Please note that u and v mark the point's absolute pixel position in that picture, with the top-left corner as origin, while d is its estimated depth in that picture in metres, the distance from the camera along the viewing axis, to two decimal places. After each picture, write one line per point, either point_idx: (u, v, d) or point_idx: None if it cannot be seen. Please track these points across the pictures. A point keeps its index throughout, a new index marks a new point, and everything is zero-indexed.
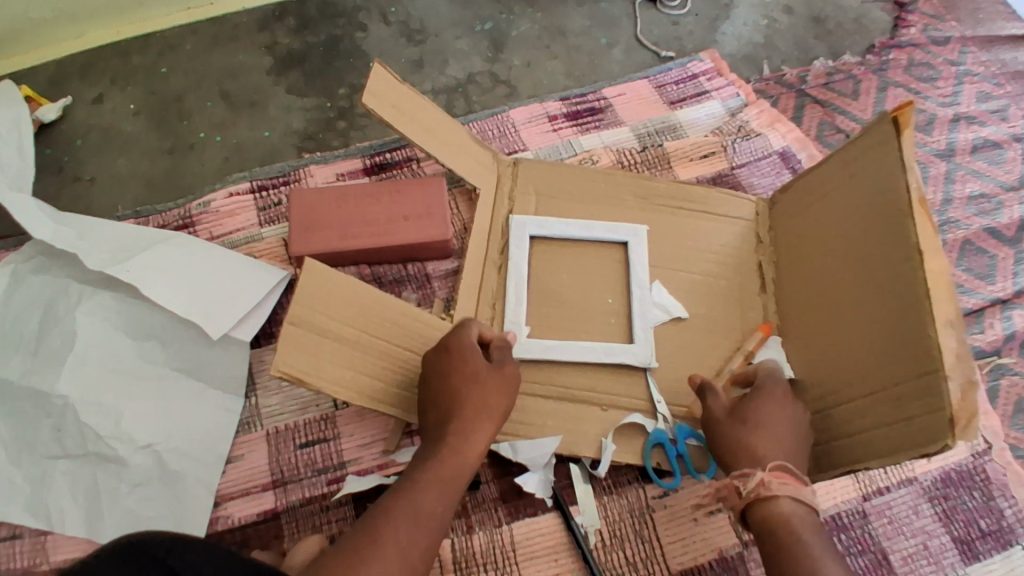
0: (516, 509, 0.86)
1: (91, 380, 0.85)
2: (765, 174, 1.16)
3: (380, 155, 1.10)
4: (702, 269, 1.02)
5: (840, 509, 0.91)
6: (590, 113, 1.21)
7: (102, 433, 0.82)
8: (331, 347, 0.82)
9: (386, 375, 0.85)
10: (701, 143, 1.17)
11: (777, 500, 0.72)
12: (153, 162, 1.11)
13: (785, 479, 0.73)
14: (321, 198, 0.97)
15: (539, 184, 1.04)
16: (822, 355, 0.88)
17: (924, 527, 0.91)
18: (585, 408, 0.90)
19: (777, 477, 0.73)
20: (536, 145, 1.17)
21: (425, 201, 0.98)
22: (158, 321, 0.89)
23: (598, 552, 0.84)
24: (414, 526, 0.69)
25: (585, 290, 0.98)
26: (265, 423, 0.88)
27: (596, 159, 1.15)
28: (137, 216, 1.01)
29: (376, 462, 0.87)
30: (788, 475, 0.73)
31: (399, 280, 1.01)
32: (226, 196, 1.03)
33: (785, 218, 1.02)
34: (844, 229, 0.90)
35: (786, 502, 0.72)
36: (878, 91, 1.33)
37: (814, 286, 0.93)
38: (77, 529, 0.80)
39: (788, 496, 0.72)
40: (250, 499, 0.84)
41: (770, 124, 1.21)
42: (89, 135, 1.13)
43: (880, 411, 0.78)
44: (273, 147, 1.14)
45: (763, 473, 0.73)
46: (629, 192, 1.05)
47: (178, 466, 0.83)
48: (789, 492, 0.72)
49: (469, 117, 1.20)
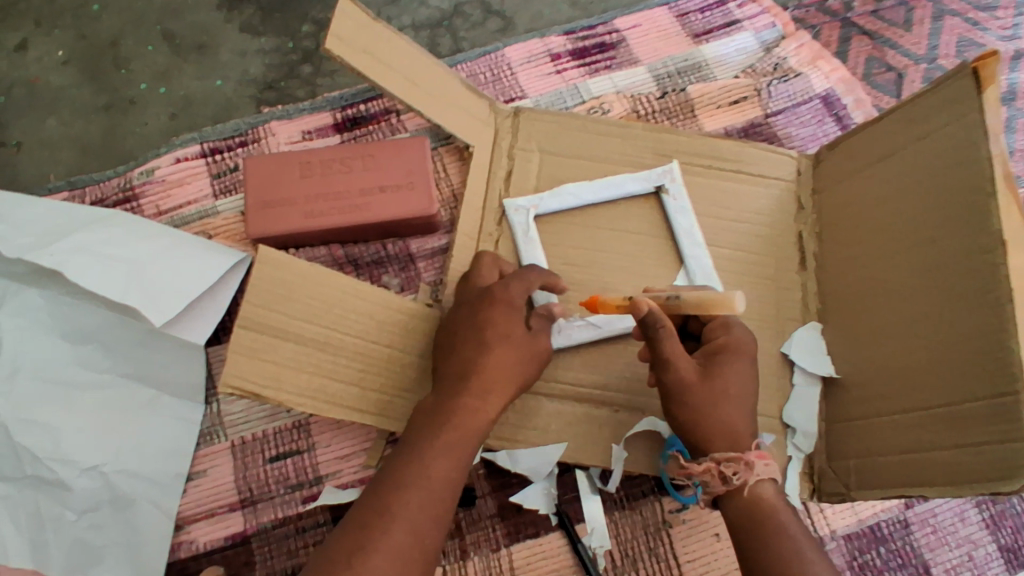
0: (517, 527, 0.77)
1: (23, 393, 0.73)
2: (805, 123, 0.99)
3: (352, 106, 0.95)
4: (732, 245, 0.88)
5: (879, 517, 0.83)
6: (599, 49, 1.04)
7: (40, 454, 0.72)
8: (292, 350, 0.66)
9: (362, 378, 0.70)
10: (730, 87, 1.00)
11: (760, 481, 0.64)
12: (89, 123, 1.00)
13: (767, 459, 0.64)
14: (282, 167, 0.82)
15: (543, 139, 0.89)
16: (868, 350, 0.77)
17: (970, 536, 0.83)
18: (595, 411, 0.76)
19: (761, 457, 0.64)
20: (535, 90, 1.01)
21: (406, 166, 0.83)
22: (94, 321, 0.76)
23: (608, 574, 0.76)
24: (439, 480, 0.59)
25: (595, 272, 0.85)
26: (228, 433, 0.78)
27: (607, 108, 0.98)
28: (71, 187, 0.89)
29: (357, 475, 0.76)
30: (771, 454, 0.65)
31: (377, 262, 0.88)
32: (173, 163, 0.90)
33: (830, 183, 0.87)
34: (905, 203, 0.76)
35: (770, 486, 0.64)
36: (935, 20, 1.14)
37: (861, 269, 0.80)
38: (20, 559, 0.69)
39: (770, 477, 0.64)
40: (216, 521, 0.75)
41: (812, 61, 1.02)
42: (12, 92, 1.01)
43: (936, 429, 0.68)
44: (227, 98, 1.02)
45: (748, 454, 0.64)
46: (648, 150, 0.89)
47: (131, 489, 0.73)
48: (770, 473, 0.64)
49: (456, 57, 1.03)
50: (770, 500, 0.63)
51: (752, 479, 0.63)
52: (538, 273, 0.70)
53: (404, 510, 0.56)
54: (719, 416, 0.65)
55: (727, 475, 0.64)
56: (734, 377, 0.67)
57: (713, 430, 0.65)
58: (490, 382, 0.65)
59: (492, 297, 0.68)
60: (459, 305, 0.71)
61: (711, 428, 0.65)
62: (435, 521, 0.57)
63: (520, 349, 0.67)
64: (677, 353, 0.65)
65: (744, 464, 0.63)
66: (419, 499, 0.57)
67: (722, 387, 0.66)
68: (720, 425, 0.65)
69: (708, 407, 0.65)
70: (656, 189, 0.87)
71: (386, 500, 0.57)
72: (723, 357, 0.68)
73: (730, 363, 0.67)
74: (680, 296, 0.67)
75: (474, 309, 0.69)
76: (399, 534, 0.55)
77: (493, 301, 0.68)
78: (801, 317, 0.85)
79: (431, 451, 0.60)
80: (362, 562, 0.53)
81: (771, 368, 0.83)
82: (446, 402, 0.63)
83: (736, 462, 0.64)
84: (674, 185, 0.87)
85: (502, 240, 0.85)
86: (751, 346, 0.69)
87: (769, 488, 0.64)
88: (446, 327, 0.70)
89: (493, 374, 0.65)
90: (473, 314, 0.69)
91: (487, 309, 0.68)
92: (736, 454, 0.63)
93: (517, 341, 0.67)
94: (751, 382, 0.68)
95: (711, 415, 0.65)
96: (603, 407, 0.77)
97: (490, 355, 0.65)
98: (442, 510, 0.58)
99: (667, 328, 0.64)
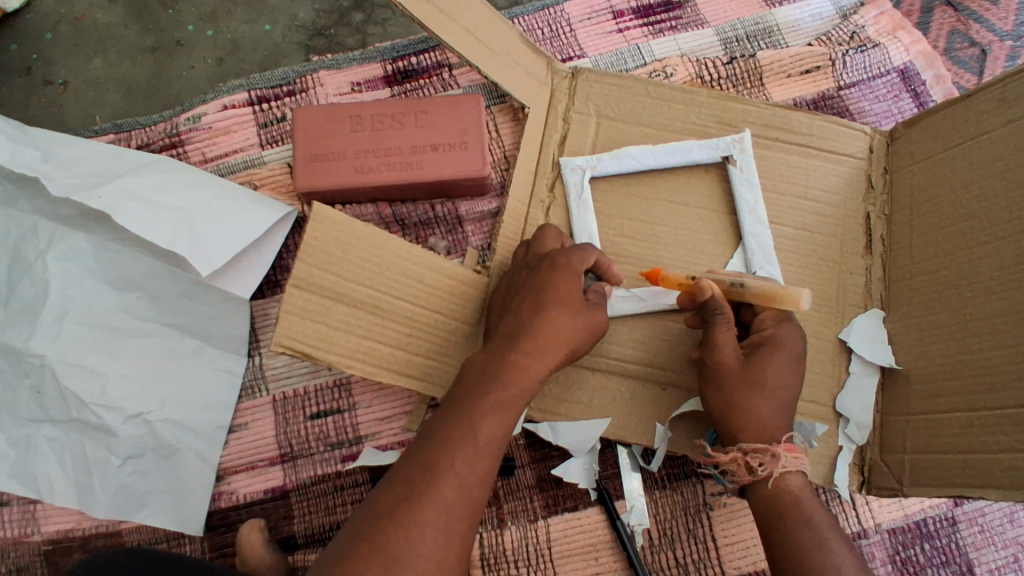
0: (555, 500, 0.76)
1: (70, 338, 0.73)
2: (880, 97, 0.93)
3: (404, 58, 0.91)
4: (798, 222, 0.83)
5: (926, 514, 0.79)
6: (665, 8, 0.98)
7: (86, 400, 0.72)
8: (344, 312, 0.66)
9: (411, 343, 0.70)
10: (803, 55, 0.93)
11: (789, 472, 0.64)
12: (135, 63, 0.98)
13: (796, 452, 0.64)
14: (332, 119, 0.79)
15: (602, 102, 0.85)
16: (937, 344, 0.73)
17: (1019, 538, 0.78)
18: (642, 389, 0.74)
19: (789, 450, 0.64)
20: (595, 49, 0.96)
21: (459, 124, 0.80)
22: (140, 269, 0.75)
23: (645, 552, 0.75)
24: (488, 442, 0.57)
25: (649, 245, 0.82)
26: (270, 388, 0.78)
27: (669, 71, 0.93)
28: (117, 130, 0.88)
29: (397, 438, 0.76)
30: (801, 448, 0.64)
31: (425, 223, 0.87)
32: (220, 110, 0.88)
33: (906, 162, 0.82)
34: (991, 190, 0.72)
35: (797, 476, 0.64)
36: None
37: (935, 257, 0.76)
38: (67, 500, 0.72)
39: (798, 469, 0.64)
40: (256, 474, 0.75)
41: (892, 31, 0.95)
42: (59, 28, 0.99)
43: (1006, 430, 0.64)
44: (276, 44, 0.99)
45: (775, 446, 0.64)
46: (711, 118, 0.84)
47: (174, 438, 0.73)
48: (799, 467, 0.64)
49: (514, 11, 0.99)
50: (796, 490, 0.63)
51: (778, 470, 0.63)
52: (593, 249, 0.69)
53: (452, 467, 0.54)
54: (747, 402, 0.65)
55: (752, 465, 0.64)
56: (774, 370, 0.66)
57: (743, 415, 0.65)
58: (545, 347, 0.63)
59: (549, 262, 0.67)
60: (515, 275, 0.71)
61: (737, 412, 0.65)
62: (483, 481, 0.56)
63: (574, 317, 0.65)
64: (724, 339, 0.67)
65: (770, 455, 0.63)
66: (469, 459, 0.55)
67: (759, 376, 0.66)
68: (747, 410, 0.65)
69: (738, 392, 0.65)
70: (723, 159, 0.83)
71: (434, 456, 0.55)
72: (765, 350, 0.67)
73: (773, 354, 0.67)
74: (744, 284, 0.71)
75: (533, 274, 0.68)
76: (446, 490, 0.53)
77: (551, 266, 0.67)
78: (862, 303, 0.81)
79: (482, 409, 0.58)
80: (411, 522, 0.51)
81: (827, 355, 0.80)
82: (500, 364, 0.62)
83: (761, 454, 0.64)
84: (744, 158, 0.82)
85: (554, 207, 0.83)
86: (799, 344, 0.68)
87: (797, 479, 0.64)
88: (505, 295, 0.70)
89: (549, 341, 0.64)
90: (526, 276, 0.68)
91: (546, 273, 0.67)
92: (763, 445, 0.64)
93: (574, 307, 0.66)
94: (794, 376, 0.67)
95: (739, 399, 0.65)
96: (652, 384, 0.74)
97: (547, 321, 0.64)
98: (489, 470, 0.56)
99: (725, 314, 0.68)
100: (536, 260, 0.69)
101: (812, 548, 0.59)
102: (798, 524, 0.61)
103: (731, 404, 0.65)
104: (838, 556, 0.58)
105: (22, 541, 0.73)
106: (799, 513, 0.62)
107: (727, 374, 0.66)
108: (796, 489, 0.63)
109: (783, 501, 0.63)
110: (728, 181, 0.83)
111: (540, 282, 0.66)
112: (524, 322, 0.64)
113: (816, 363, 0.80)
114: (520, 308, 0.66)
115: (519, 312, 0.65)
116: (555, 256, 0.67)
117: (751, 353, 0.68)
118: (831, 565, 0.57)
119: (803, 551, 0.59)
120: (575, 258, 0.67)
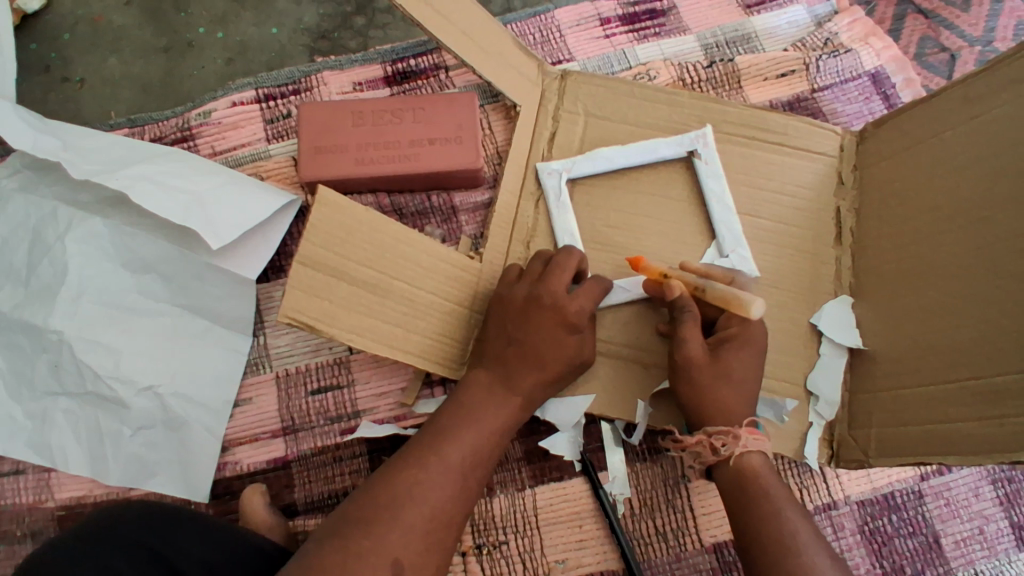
0: (542, 471, 0.80)
1: (86, 315, 0.78)
2: (851, 99, 0.98)
3: (403, 61, 0.97)
4: (773, 214, 0.89)
5: (893, 488, 0.83)
6: (649, 15, 1.04)
7: (101, 373, 0.77)
8: (346, 289, 0.71)
9: (409, 321, 0.75)
10: (779, 59, 0.99)
11: (750, 452, 0.68)
12: (149, 63, 1.04)
13: (757, 435, 0.69)
14: (336, 114, 0.85)
15: (589, 102, 0.90)
16: (903, 325, 0.78)
17: (983, 511, 0.82)
18: (624, 367, 0.78)
19: (750, 432, 0.69)
20: (584, 53, 1.02)
21: (455, 120, 0.85)
22: (153, 251, 0.80)
23: (626, 520, 0.79)
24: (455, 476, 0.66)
25: (633, 235, 0.88)
26: (274, 365, 0.82)
27: (653, 74, 0.99)
28: (132, 124, 0.93)
29: (393, 412, 0.80)
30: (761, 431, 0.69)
31: (423, 213, 0.92)
32: (229, 106, 0.93)
33: (875, 159, 0.87)
34: (953, 182, 0.77)
35: (758, 457, 0.68)
36: (994, 2, 1.11)
37: (900, 245, 0.81)
38: (82, 468, 0.77)
39: (760, 450, 0.69)
40: (259, 446, 0.79)
41: (864, 37, 1.01)
42: (77, 29, 1.05)
43: (964, 403, 0.69)
44: (282, 47, 1.04)
45: (737, 429, 0.69)
46: (691, 117, 0.90)
47: (182, 411, 0.78)
48: (760, 447, 0.68)
49: (507, 17, 1.05)
50: (756, 468, 0.68)
51: (739, 449, 0.68)
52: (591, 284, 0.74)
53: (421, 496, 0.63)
54: (715, 391, 0.71)
55: (715, 446, 0.69)
56: (739, 362, 0.72)
57: (710, 402, 0.71)
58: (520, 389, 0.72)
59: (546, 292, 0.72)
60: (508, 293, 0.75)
61: (705, 400, 0.71)
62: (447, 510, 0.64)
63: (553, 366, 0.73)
64: (691, 334, 0.72)
65: (732, 437, 0.69)
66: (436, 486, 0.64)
67: (726, 367, 0.71)
68: (714, 398, 0.71)
69: (707, 383, 0.71)
70: (689, 153, 0.88)
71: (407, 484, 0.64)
72: (728, 344, 0.73)
73: (737, 349, 0.73)
74: (708, 286, 0.75)
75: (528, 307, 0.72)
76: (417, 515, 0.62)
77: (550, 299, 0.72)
78: (833, 290, 0.86)
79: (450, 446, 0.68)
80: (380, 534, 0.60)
81: (800, 338, 0.85)
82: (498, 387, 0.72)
83: (725, 435, 0.69)
84: (707, 150, 0.87)
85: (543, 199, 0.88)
86: (761, 339, 0.74)
87: (759, 459, 0.68)
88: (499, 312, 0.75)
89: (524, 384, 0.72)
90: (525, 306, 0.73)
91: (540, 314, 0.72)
92: (725, 427, 0.69)
93: (564, 336, 0.73)
94: (755, 368, 0.73)
95: (708, 390, 0.71)
96: (634, 363, 0.79)
97: (544, 350, 0.72)
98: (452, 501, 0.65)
99: (692, 311, 0.73)
100: (537, 280, 0.73)
101: (769, 515, 0.63)
102: (758, 497, 0.65)
103: (699, 395, 0.71)
104: (792, 524, 0.62)
105: (37, 507, 0.77)
106: (761, 487, 0.66)
107: (694, 365, 0.72)
108: (757, 468, 0.68)
109: (745, 479, 0.67)
110: (696, 173, 0.88)
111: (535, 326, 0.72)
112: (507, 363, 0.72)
113: (790, 345, 0.85)
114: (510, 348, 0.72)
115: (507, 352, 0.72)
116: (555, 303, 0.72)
117: (716, 346, 0.73)
118: (787, 530, 0.62)
119: (761, 518, 0.64)
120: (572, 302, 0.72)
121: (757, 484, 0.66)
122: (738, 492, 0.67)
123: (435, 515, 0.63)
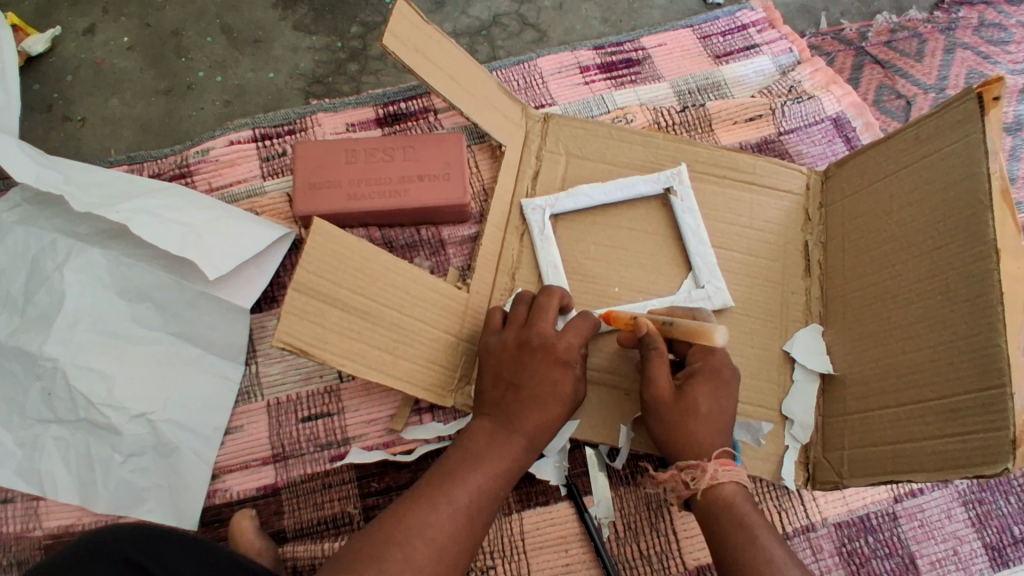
0: (528, 495, 0.82)
1: (81, 343, 0.80)
2: (815, 142, 1.05)
3: (394, 104, 1.02)
4: (745, 247, 0.94)
5: (869, 509, 0.85)
6: (626, 64, 1.11)
7: (93, 400, 0.78)
8: (337, 316, 0.74)
9: (397, 347, 0.78)
10: (747, 105, 1.06)
11: (721, 482, 0.70)
12: (148, 103, 1.08)
13: (729, 465, 0.71)
14: (330, 153, 0.89)
15: (570, 143, 0.96)
16: (869, 350, 0.82)
17: (956, 532, 0.84)
18: (607, 392, 0.81)
19: (722, 463, 0.71)
20: (565, 98, 1.08)
21: (444, 158, 0.90)
22: (151, 281, 0.83)
23: (611, 543, 0.81)
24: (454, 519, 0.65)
25: (615, 265, 0.92)
26: (265, 394, 0.84)
27: (630, 118, 1.05)
28: (131, 161, 0.97)
29: (382, 439, 0.82)
30: (732, 462, 0.71)
31: (412, 245, 0.95)
32: (227, 145, 0.97)
33: (839, 196, 0.93)
34: (906, 216, 0.82)
35: (731, 486, 0.70)
36: (945, 53, 1.19)
37: (863, 275, 0.86)
38: (71, 495, 0.77)
39: (732, 479, 0.71)
40: (249, 473, 0.80)
41: (825, 85, 1.09)
42: (80, 71, 1.10)
43: (927, 422, 0.72)
44: (278, 90, 1.10)
45: (707, 461, 0.71)
46: (667, 157, 0.95)
47: (174, 437, 0.79)
48: (732, 477, 0.70)
49: (493, 65, 1.11)
50: (729, 497, 0.69)
51: (709, 481, 0.70)
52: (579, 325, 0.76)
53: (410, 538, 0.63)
54: (687, 426, 0.72)
55: (687, 480, 0.71)
56: (706, 397, 0.73)
57: (684, 435, 0.72)
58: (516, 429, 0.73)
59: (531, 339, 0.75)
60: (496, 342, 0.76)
61: (681, 434, 0.73)
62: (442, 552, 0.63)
63: (547, 408, 0.73)
64: (659, 370, 0.74)
65: (701, 469, 0.70)
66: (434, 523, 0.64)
67: (695, 403, 0.73)
68: (687, 432, 0.72)
69: (678, 418, 0.73)
70: (664, 190, 0.93)
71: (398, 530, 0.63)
72: (702, 377, 0.75)
73: (705, 382, 0.74)
74: (674, 322, 0.76)
75: (518, 353, 0.75)
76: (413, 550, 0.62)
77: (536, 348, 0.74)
78: (803, 319, 0.91)
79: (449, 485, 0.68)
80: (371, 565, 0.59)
81: (773, 365, 0.89)
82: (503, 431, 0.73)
83: (693, 468, 0.71)
84: (682, 187, 0.92)
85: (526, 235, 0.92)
86: (730, 369, 0.76)
87: (732, 488, 0.70)
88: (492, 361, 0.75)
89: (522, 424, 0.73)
90: (517, 351, 0.75)
91: (531, 358, 0.74)
92: (694, 461, 0.71)
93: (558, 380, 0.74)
94: (729, 400, 0.74)
95: (684, 424, 0.72)
96: (616, 390, 0.81)
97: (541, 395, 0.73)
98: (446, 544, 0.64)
99: (659, 349, 0.74)
100: (522, 329, 0.76)
101: (747, 543, 0.65)
102: (734, 526, 0.67)
103: (671, 433, 0.73)
104: (771, 553, 0.63)
105: (24, 535, 0.78)
106: (736, 515, 0.68)
107: (666, 403, 0.74)
108: (730, 497, 0.70)
109: (718, 507, 0.69)
110: (671, 211, 0.93)
111: (525, 372, 0.74)
112: (501, 407, 0.74)
113: (764, 371, 0.88)
114: (504, 392, 0.74)
115: (502, 397, 0.74)
116: (544, 351, 0.74)
117: (687, 381, 0.75)
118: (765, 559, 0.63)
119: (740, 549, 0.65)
120: (561, 342, 0.74)
121: (732, 513, 0.68)
122: (714, 522, 0.68)
123: (434, 540, 0.63)
